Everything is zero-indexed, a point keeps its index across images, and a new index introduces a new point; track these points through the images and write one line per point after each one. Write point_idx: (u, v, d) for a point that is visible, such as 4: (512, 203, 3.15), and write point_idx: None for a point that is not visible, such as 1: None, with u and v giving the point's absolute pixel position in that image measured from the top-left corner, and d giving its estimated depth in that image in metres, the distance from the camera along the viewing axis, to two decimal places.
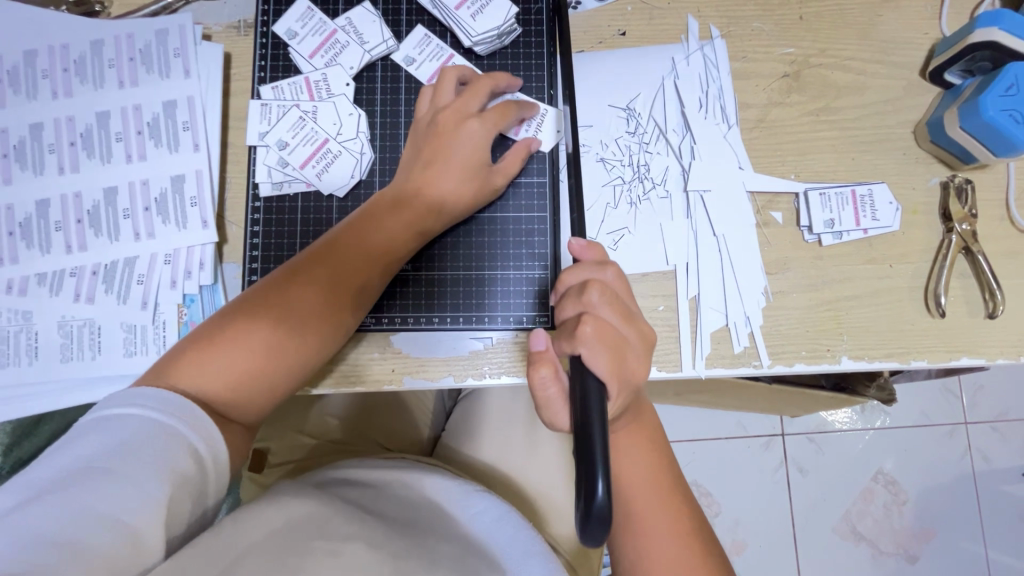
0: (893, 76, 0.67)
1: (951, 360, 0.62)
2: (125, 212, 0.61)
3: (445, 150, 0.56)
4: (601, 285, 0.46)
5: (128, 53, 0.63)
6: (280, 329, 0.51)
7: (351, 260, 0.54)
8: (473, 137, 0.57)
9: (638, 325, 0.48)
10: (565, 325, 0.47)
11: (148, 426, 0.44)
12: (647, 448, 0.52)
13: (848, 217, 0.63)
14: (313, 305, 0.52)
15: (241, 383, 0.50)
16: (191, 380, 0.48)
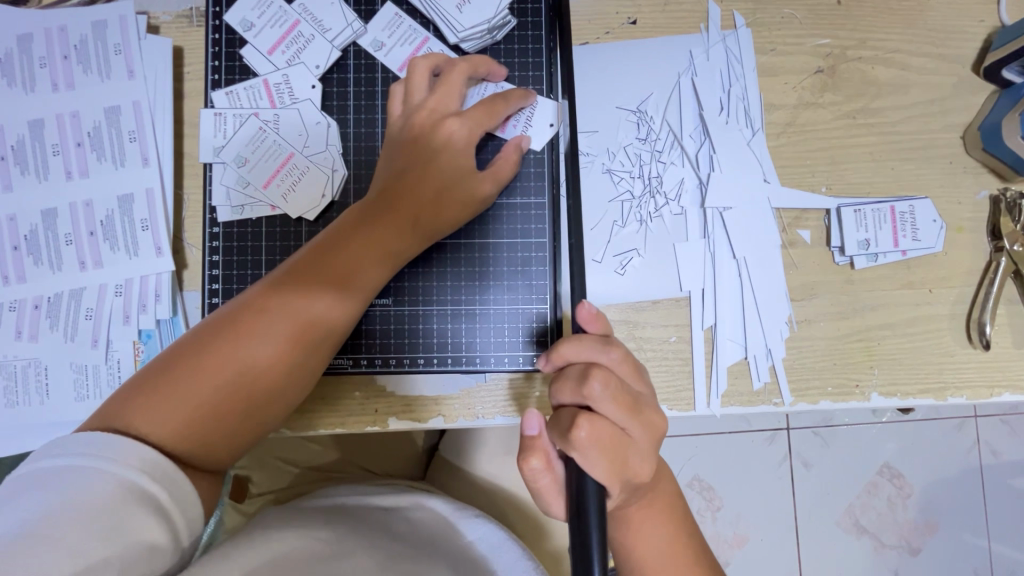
0: (942, 71, 0.58)
1: (993, 396, 0.56)
2: (68, 238, 0.54)
3: (423, 155, 0.49)
4: (605, 371, 0.40)
5: (61, 50, 0.55)
6: (247, 357, 0.44)
7: (327, 274, 0.46)
8: (455, 140, 0.49)
9: (645, 414, 0.41)
10: (562, 416, 0.40)
11: (88, 476, 0.37)
12: (662, 515, 0.46)
13: (885, 237, 0.56)
14: (285, 327, 0.45)
15: (202, 422, 0.43)
16: (142, 422, 0.41)
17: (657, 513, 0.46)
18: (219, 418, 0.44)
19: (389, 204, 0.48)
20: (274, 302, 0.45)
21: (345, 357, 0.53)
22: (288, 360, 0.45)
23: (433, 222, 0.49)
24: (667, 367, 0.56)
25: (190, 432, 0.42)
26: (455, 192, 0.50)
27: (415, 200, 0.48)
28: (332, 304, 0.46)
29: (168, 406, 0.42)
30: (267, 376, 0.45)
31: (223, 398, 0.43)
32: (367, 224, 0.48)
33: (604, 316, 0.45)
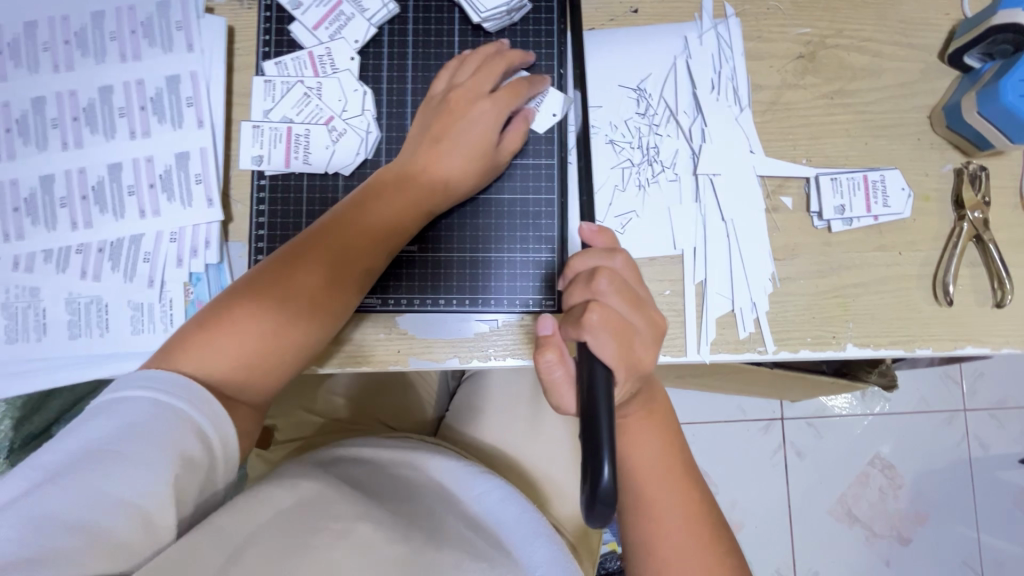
0: (911, 58, 0.65)
1: (956, 348, 0.62)
2: (130, 189, 0.60)
3: (454, 131, 0.56)
4: (611, 271, 0.45)
5: (130, 25, 0.62)
6: (284, 296, 0.51)
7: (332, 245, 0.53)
8: (480, 118, 0.56)
9: (648, 313, 0.46)
10: (573, 311, 0.45)
11: (145, 403, 0.45)
12: (659, 434, 0.52)
13: (858, 203, 0.63)
14: (303, 285, 0.52)
15: (253, 356, 0.51)
16: (203, 352, 0.50)
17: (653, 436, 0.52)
18: (266, 347, 0.51)
19: (450, 188, 0.57)
20: (289, 262, 0.53)
21: (374, 296, 0.60)
22: (307, 312, 0.52)
23: (459, 192, 0.57)
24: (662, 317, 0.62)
25: (240, 364, 0.50)
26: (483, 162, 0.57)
27: (463, 181, 0.57)
28: (352, 265, 0.54)
29: (225, 339, 0.50)
30: (310, 319, 0.52)
31: (270, 339, 0.51)
32: (361, 201, 0.55)
33: (608, 233, 0.51)
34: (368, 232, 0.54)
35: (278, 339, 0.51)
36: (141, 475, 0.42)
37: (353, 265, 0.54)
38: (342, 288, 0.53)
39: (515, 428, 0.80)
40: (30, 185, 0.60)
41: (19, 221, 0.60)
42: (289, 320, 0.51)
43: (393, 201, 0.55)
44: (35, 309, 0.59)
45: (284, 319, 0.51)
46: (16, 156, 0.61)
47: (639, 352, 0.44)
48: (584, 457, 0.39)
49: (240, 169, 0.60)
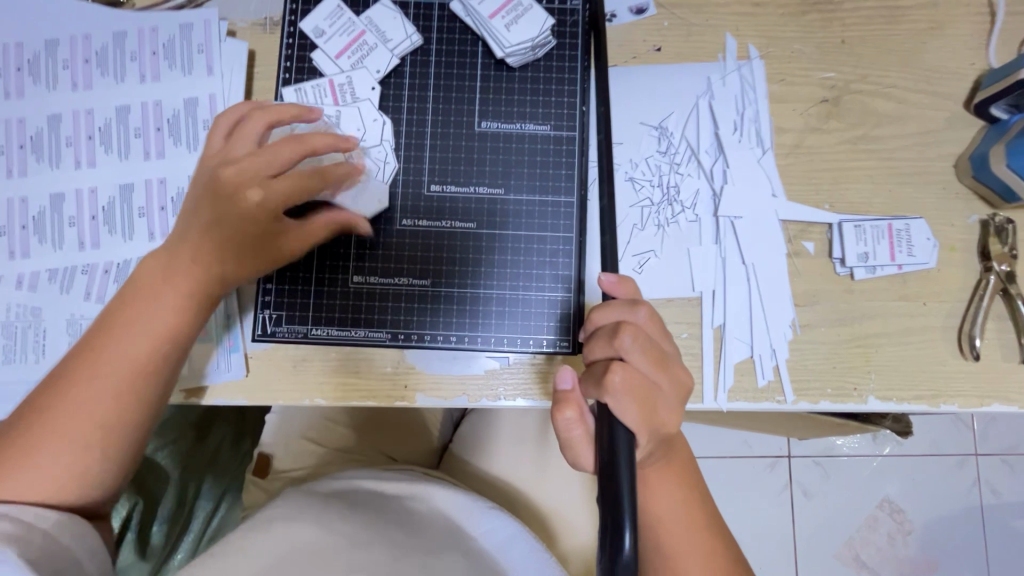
0: (936, 107, 0.65)
1: (982, 405, 0.60)
2: (141, 211, 0.59)
3: (241, 198, 0.49)
4: (636, 327, 0.41)
5: (151, 47, 0.61)
6: (79, 423, 0.46)
7: (155, 279, 0.50)
8: (254, 209, 0.50)
9: (674, 372, 0.43)
10: (594, 370, 0.41)
11: None
12: (682, 486, 0.49)
13: (882, 251, 0.61)
14: (135, 344, 0.48)
15: (80, 443, 0.46)
16: (38, 462, 0.45)
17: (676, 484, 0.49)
18: (123, 403, 0.48)
19: (200, 227, 0.50)
20: (125, 359, 0.48)
21: (383, 330, 0.58)
22: (150, 358, 0.49)
23: (280, 203, 0.50)
24: None
25: (71, 458, 0.46)
26: (300, 184, 0.50)
27: (278, 185, 0.50)
28: (156, 322, 0.49)
29: (65, 415, 0.46)
30: (146, 371, 0.49)
31: (83, 446, 0.46)
32: (138, 288, 0.50)
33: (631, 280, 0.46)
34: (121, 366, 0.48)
35: (98, 441, 0.47)
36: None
37: (142, 353, 0.49)
38: (242, 234, 0.50)
39: (520, 463, 0.77)
40: (40, 203, 0.59)
41: (26, 239, 0.59)
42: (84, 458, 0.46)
43: (174, 278, 0.50)
44: (35, 330, 0.58)
45: (76, 461, 0.46)
46: (27, 173, 0.60)
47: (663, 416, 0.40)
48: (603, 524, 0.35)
49: None
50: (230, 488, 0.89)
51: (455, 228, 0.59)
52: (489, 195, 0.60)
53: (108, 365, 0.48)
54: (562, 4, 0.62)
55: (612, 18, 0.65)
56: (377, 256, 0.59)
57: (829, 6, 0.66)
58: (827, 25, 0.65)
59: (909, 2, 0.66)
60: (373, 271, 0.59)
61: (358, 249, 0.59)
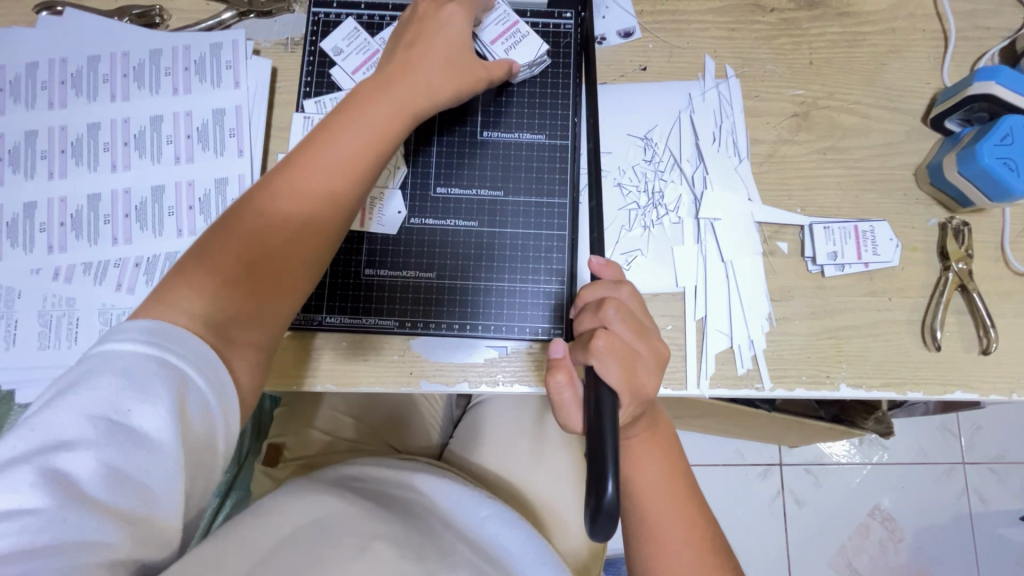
0: (897, 121, 0.71)
1: (945, 393, 0.65)
2: (170, 210, 0.65)
3: (404, 70, 0.56)
4: (616, 301, 0.49)
5: (183, 63, 0.68)
6: (206, 293, 0.46)
7: (359, 148, 0.52)
8: (433, 41, 0.57)
9: (652, 342, 0.50)
10: (581, 338, 0.50)
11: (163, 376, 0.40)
12: (664, 456, 0.54)
13: (850, 250, 0.67)
14: (329, 170, 0.51)
15: (221, 308, 0.46)
16: (185, 302, 0.45)
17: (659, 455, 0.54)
18: (276, 261, 0.50)
19: (411, 77, 0.55)
20: (293, 222, 0.50)
21: (391, 318, 0.63)
22: (337, 194, 0.52)
23: (446, 99, 0.57)
24: None
25: (245, 303, 0.48)
26: (464, 81, 0.58)
27: (446, 68, 0.57)
28: (331, 169, 0.51)
29: (227, 246, 0.48)
30: (319, 219, 0.51)
31: (240, 279, 0.48)
32: (326, 128, 0.53)
33: (616, 266, 0.54)
34: (299, 203, 0.51)
35: (239, 295, 0.48)
36: (150, 476, 0.39)
37: (339, 176, 0.52)
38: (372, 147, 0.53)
39: (517, 455, 0.81)
40: (77, 203, 0.65)
41: (63, 235, 0.64)
42: (226, 295, 0.47)
43: (359, 142, 0.52)
44: (69, 318, 0.62)
45: (219, 295, 0.47)
46: (67, 175, 0.65)
47: (641, 377, 0.48)
48: (588, 470, 0.41)
49: None
50: (237, 484, 0.92)
51: (459, 226, 0.65)
52: (490, 197, 0.66)
53: (287, 207, 0.50)
54: (556, 27, 0.69)
55: (602, 41, 0.72)
56: (386, 251, 0.64)
57: (797, 32, 0.73)
58: (796, 48, 0.72)
59: (870, 28, 0.73)
60: (382, 265, 0.64)
61: (368, 245, 0.64)
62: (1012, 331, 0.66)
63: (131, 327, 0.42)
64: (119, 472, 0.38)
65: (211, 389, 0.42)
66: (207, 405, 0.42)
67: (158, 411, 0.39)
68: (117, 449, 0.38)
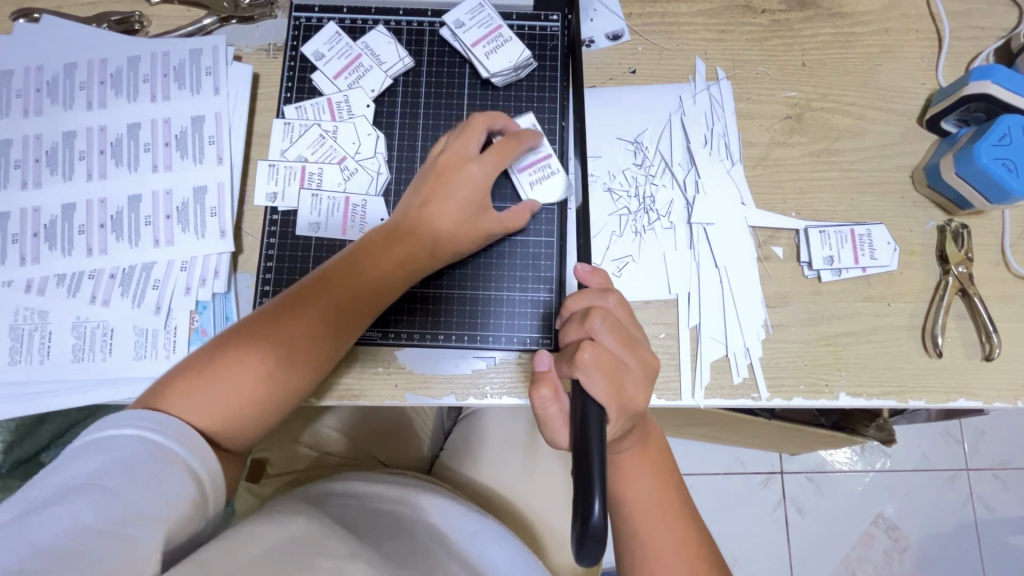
0: (892, 122, 0.70)
1: (948, 400, 0.63)
2: (147, 219, 0.63)
3: (445, 189, 0.57)
4: (603, 311, 0.48)
5: (162, 70, 0.66)
6: (227, 401, 0.48)
7: (381, 271, 0.55)
8: (473, 181, 0.58)
9: (641, 352, 0.49)
10: (566, 350, 0.48)
11: (137, 440, 0.44)
12: (655, 469, 0.52)
13: (846, 254, 0.65)
14: (349, 312, 0.54)
15: (235, 421, 0.49)
16: (197, 400, 0.48)
17: (650, 467, 0.52)
18: (289, 366, 0.51)
19: (431, 224, 0.57)
20: (305, 337, 0.51)
21: (375, 329, 0.61)
22: (352, 310, 0.54)
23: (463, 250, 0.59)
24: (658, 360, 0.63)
25: (251, 406, 0.49)
26: (474, 232, 0.59)
27: (463, 219, 0.58)
28: (353, 282, 0.54)
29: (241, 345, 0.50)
30: (327, 332, 0.52)
31: (258, 382, 0.49)
32: (351, 256, 0.55)
33: (602, 273, 0.53)
34: (320, 324, 0.52)
35: (252, 406, 0.50)
36: (122, 524, 0.39)
37: (361, 291, 0.54)
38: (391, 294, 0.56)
39: (509, 468, 0.79)
40: (52, 213, 0.63)
41: (37, 246, 0.62)
42: (247, 406, 0.49)
43: (375, 259, 0.55)
44: (41, 332, 0.60)
45: (239, 404, 0.49)
46: (41, 185, 0.64)
47: (629, 392, 0.46)
48: (574, 490, 0.39)
49: (254, 205, 0.63)
50: None
51: None
52: None
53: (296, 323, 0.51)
54: (542, 30, 0.68)
55: (590, 43, 0.70)
56: None
57: (789, 33, 0.71)
58: (788, 49, 0.71)
59: (863, 29, 0.72)
60: None
61: None
62: (1014, 336, 0.65)
63: (114, 419, 0.45)
64: (88, 524, 0.38)
65: (189, 450, 0.45)
66: (186, 464, 0.44)
67: (133, 468, 0.41)
68: (86, 505, 0.39)
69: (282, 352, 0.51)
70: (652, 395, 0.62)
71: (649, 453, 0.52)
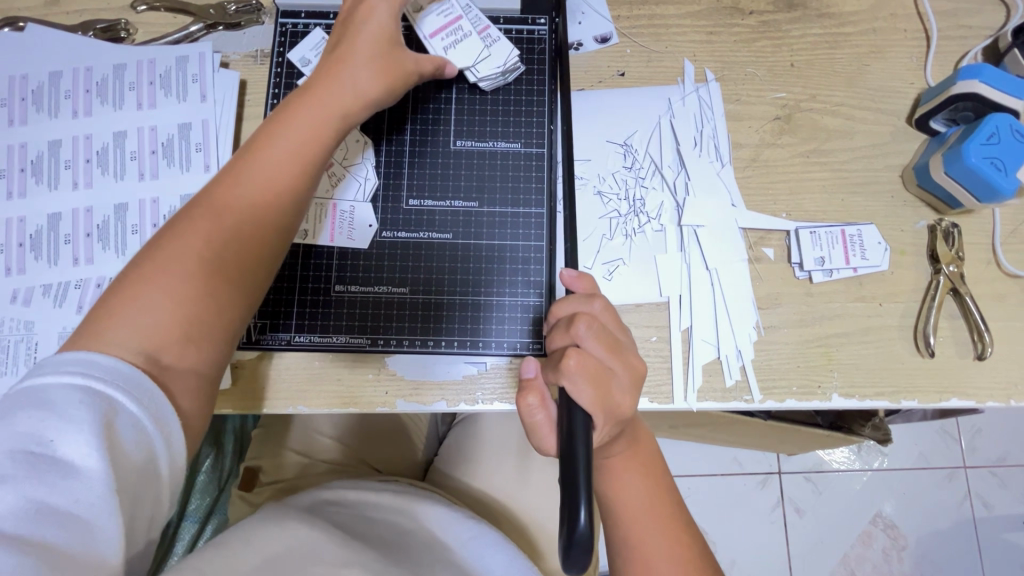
0: (881, 122, 0.70)
1: (941, 401, 0.63)
2: (134, 228, 0.62)
3: (353, 40, 0.55)
4: (588, 317, 0.48)
5: (148, 77, 0.66)
6: (159, 306, 0.44)
7: (298, 149, 0.51)
8: (376, 13, 0.56)
9: (628, 358, 0.49)
10: (552, 357, 0.48)
11: (87, 398, 0.38)
12: (645, 474, 0.52)
13: (837, 255, 0.65)
14: (282, 153, 0.50)
15: (172, 329, 0.44)
16: (135, 314, 0.43)
17: (640, 472, 0.51)
18: (224, 266, 0.47)
19: (345, 73, 0.54)
20: (239, 234, 0.48)
21: (364, 336, 0.61)
22: (280, 194, 0.50)
23: (379, 96, 0.55)
24: (650, 364, 0.63)
25: (195, 305, 0.45)
26: (395, 76, 0.56)
27: (377, 68, 0.54)
28: (265, 179, 0.49)
29: (166, 254, 0.45)
30: (261, 221, 0.49)
31: (194, 277, 0.45)
32: (256, 142, 0.51)
33: (589, 278, 0.53)
34: (250, 211, 0.48)
35: (196, 306, 0.45)
36: (81, 509, 0.36)
37: (283, 177, 0.50)
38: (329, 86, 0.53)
39: (504, 473, 0.79)
40: (37, 223, 0.63)
41: (22, 256, 0.62)
42: (186, 308, 0.45)
43: (299, 137, 0.51)
44: (26, 343, 0.60)
45: (174, 305, 0.44)
46: (27, 195, 0.63)
47: (616, 398, 0.46)
48: (561, 499, 0.39)
49: None
50: (217, 509, 0.88)
51: (433, 238, 0.63)
52: (464, 208, 0.64)
53: (228, 213, 0.48)
54: (530, 34, 0.68)
55: (578, 47, 0.70)
56: (358, 266, 0.62)
57: (777, 34, 0.71)
58: (776, 50, 0.71)
59: (851, 29, 0.72)
60: (355, 281, 0.62)
61: (340, 261, 0.62)
62: (1006, 335, 0.64)
63: (62, 361, 0.39)
64: (47, 507, 0.35)
65: (145, 410, 0.40)
66: (142, 428, 0.39)
67: (82, 438, 0.37)
68: (40, 481, 0.36)
69: (213, 253, 0.47)
70: (644, 398, 0.62)
71: (639, 458, 0.52)
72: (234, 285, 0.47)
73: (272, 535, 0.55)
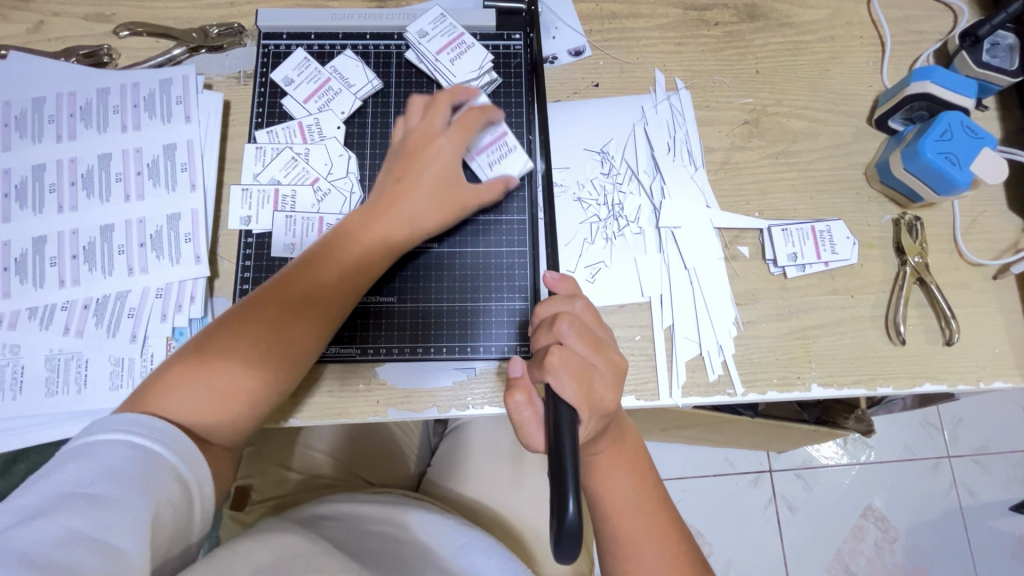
0: (843, 123, 0.73)
1: (915, 386, 0.65)
2: (120, 248, 0.63)
3: (414, 174, 0.57)
4: (570, 315, 0.49)
5: (132, 100, 0.67)
6: (216, 386, 0.49)
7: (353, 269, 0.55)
8: (434, 159, 0.57)
9: (608, 353, 0.50)
10: (536, 356, 0.49)
11: (130, 449, 0.42)
12: (630, 468, 0.53)
13: (809, 250, 0.67)
14: (340, 263, 0.54)
15: (228, 407, 0.49)
16: (194, 395, 0.48)
17: (626, 467, 0.53)
18: (274, 352, 0.51)
19: (402, 206, 0.56)
20: (306, 283, 0.53)
21: (354, 346, 0.61)
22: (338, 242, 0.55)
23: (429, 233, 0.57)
24: (634, 363, 0.65)
25: (248, 386, 0.50)
26: (446, 214, 0.57)
27: (415, 124, 0.57)
28: (323, 275, 0.53)
29: (236, 328, 0.50)
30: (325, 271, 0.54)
31: (253, 362, 0.50)
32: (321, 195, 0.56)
33: (571, 279, 0.55)
34: (302, 299, 0.52)
35: (248, 382, 0.50)
36: (112, 532, 0.38)
37: (338, 279, 0.54)
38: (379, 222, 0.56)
39: (497, 479, 0.79)
40: (22, 246, 0.63)
41: (8, 280, 0.62)
42: (248, 385, 0.50)
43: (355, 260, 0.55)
44: (13, 366, 0.59)
45: (234, 385, 0.49)
46: (11, 219, 0.64)
47: (599, 393, 0.47)
48: (550, 492, 0.40)
49: (228, 228, 0.64)
50: (207, 533, 0.87)
51: (419, 248, 0.64)
52: None
53: (284, 300, 0.52)
54: (505, 49, 0.70)
55: (553, 60, 0.73)
56: None
57: (742, 43, 0.75)
58: (742, 59, 0.75)
59: (811, 37, 0.76)
60: None
61: None
62: (972, 321, 0.67)
63: (107, 423, 0.44)
64: (80, 534, 0.37)
65: (180, 458, 0.44)
66: (177, 471, 0.44)
67: (128, 476, 0.40)
68: (76, 511, 0.38)
69: (266, 332, 0.51)
70: (630, 396, 0.64)
71: (625, 453, 0.53)
72: (284, 360, 0.51)
73: (265, 547, 0.55)
